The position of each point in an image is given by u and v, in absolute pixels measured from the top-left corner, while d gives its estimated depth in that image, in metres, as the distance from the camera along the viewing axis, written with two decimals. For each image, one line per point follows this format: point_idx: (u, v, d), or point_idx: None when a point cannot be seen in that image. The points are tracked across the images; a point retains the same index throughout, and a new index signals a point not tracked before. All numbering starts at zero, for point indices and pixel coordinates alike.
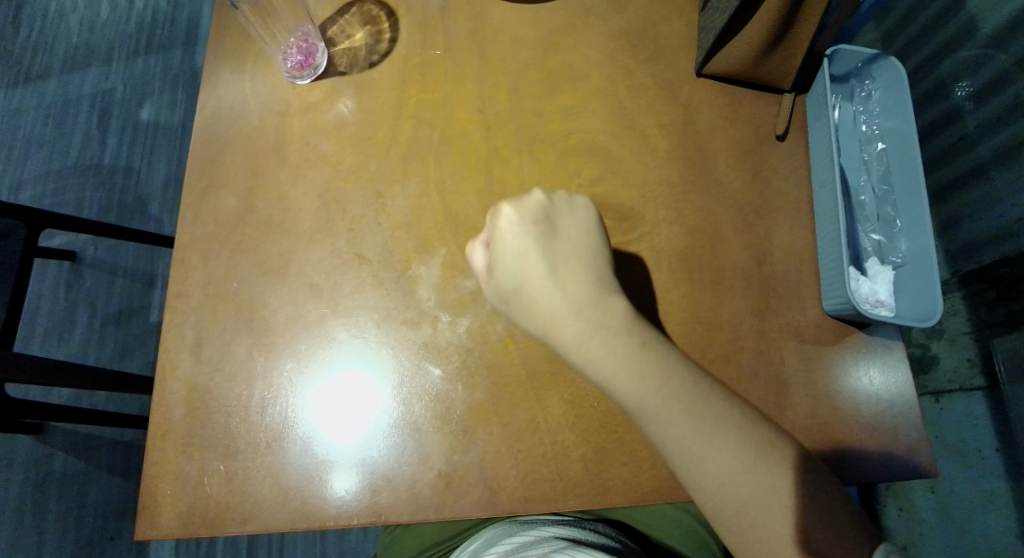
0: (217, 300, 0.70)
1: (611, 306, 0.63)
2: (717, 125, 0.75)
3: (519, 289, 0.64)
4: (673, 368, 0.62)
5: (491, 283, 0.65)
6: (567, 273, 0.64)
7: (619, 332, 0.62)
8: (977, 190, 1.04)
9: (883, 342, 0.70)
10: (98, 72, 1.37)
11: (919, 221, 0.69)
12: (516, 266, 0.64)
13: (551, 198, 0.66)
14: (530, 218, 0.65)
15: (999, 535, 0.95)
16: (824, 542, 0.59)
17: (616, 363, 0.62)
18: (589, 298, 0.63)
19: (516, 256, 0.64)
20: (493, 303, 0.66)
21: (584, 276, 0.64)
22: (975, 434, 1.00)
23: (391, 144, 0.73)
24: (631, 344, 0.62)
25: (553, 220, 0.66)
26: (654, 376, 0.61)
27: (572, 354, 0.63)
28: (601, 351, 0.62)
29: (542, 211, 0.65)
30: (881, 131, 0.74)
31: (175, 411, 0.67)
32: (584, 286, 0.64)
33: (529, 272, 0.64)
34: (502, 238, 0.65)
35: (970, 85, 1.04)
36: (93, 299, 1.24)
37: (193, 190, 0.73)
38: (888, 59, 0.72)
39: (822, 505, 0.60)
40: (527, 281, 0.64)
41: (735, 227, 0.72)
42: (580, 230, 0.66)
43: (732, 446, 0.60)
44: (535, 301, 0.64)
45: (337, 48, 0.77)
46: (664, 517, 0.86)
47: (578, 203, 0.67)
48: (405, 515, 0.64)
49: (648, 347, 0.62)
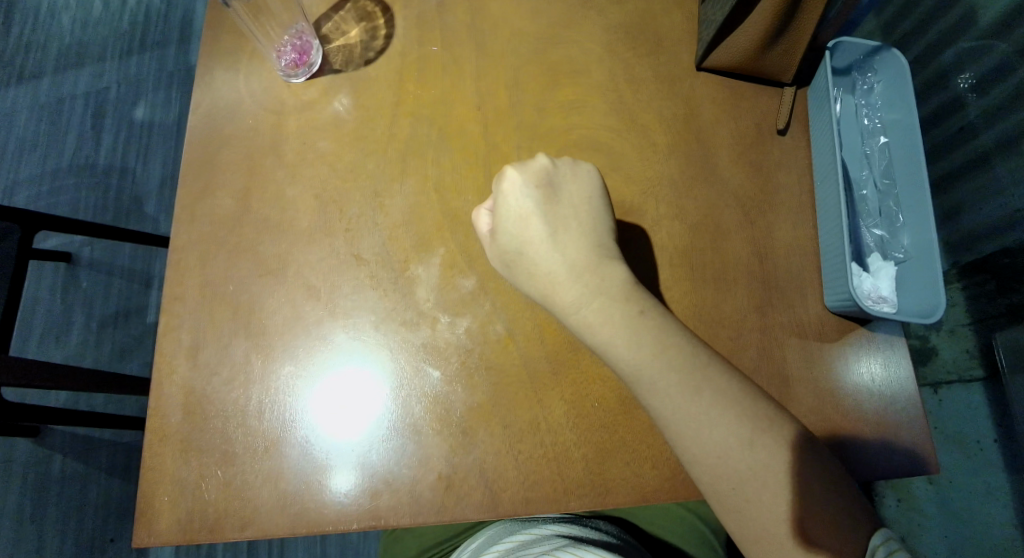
0: (214, 302, 0.69)
1: (611, 271, 0.64)
2: (719, 118, 0.74)
3: (519, 251, 0.65)
4: (671, 334, 0.62)
5: (494, 247, 0.66)
6: (566, 236, 0.65)
7: (616, 298, 0.63)
8: (978, 180, 1.02)
9: (886, 338, 0.69)
10: (92, 72, 1.36)
11: (922, 216, 0.68)
12: (516, 228, 0.65)
13: (555, 163, 0.67)
14: (532, 180, 0.65)
15: (999, 526, 0.95)
16: (820, 531, 0.57)
17: (613, 329, 0.62)
18: (587, 263, 0.64)
19: (516, 218, 0.65)
20: (497, 269, 0.67)
21: (585, 241, 0.65)
22: (975, 425, 1.00)
23: (388, 142, 0.72)
24: (629, 311, 0.62)
25: (556, 185, 0.66)
26: (652, 343, 0.61)
27: (571, 317, 0.63)
28: (597, 316, 0.63)
29: (545, 176, 0.66)
30: (883, 124, 0.73)
31: (173, 416, 0.66)
32: (585, 249, 0.65)
33: (529, 234, 0.65)
34: (504, 200, 0.65)
35: (973, 76, 1.02)
36: (91, 301, 1.23)
37: (188, 191, 0.72)
38: (890, 51, 0.71)
39: (822, 496, 0.58)
40: (527, 243, 0.65)
41: (738, 223, 0.71)
42: (583, 196, 0.66)
43: (727, 424, 0.59)
44: (536, 262, 0.65)
45: (332, 45, 0.75)
46: (668, 514, 0.85)
47: (582, 169, 0.67)
48: (405, 518, 0.63)
49: (646, 315, 0.62)
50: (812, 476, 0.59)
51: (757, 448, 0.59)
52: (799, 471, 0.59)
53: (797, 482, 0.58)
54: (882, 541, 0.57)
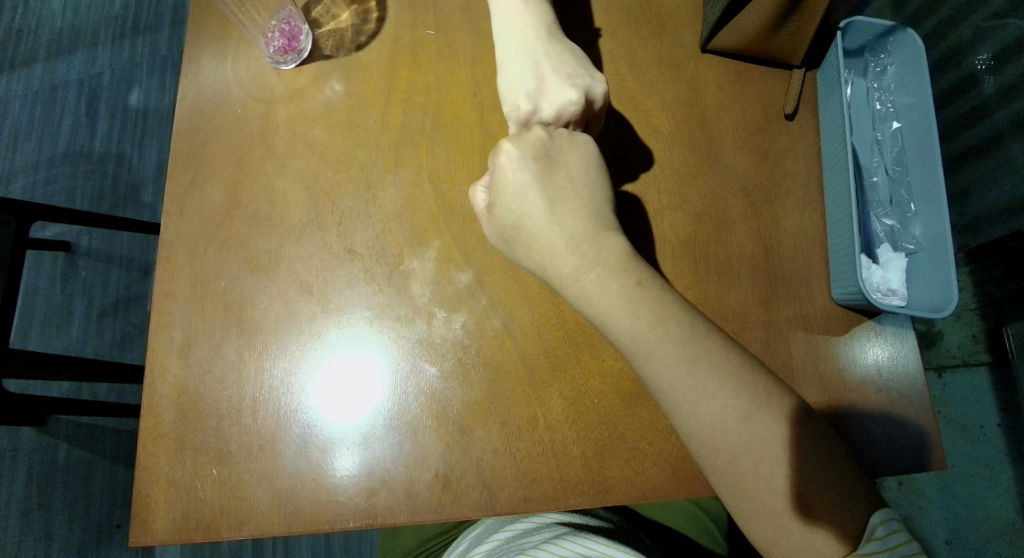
0: (205, 299, 0.67)
1: (608, 243, 0.60)
2: (724, 103, 0.71)
3: (517, 225, 0.61)
4: (669, 307, 0.59)
5: (492, 222, 0.62)
6: (564, 208, 0.61)
7: (614, 269, 0.60)
8: (991, 161, 1.00)
9: (895, 332, 0.67)
10: (85, 57, 1.34)
11: (935, 204, 0.66)
12: (513, 202, 0.61)
13: (552, 135, 0.63)
14: (528, 153, 0.61)
15: (1000, 510, 0.94)
16: (822, 513, 0.55)
17: (610, 300, 0.59)
18: (585, 234, 0.60)
19: (513, 191, 0.61)
20: (495, 244, 0.64)
21: (583, 212, 0.61)
22: (978, 409, 0.99)
23: (380, 131, 0.70)
24: (626, 282, 0.59)
25: (553, 157, 0.62)
26: (650, 315, 0.58)
27: (569, 290, 0.60)
28: (595, 287, 0.60)
29: (542, 148, 0.62)
30: (896, 108, 0.70)
31: (166, 415, 0.65)
32: (583, 220, 0.61)
33: (528, 208, 0.61)
34: (501, 174, 0.61)
35: (990, 56, 0.99)
36: (91, 289, 1.22)
37: (176, 184, 0.70)
38: (905, 32, 0.68)
39: (826, 479, 0.56)
40: (525, 216, 0.61)
41: (743, 213, 0.69)
42: (580, 166, 0.62)
43: (725, 394, 0.57)
44: (534, 237, 0.61)
45: (322, 29, 0.73)
46: (683, 516, 0.84)
47: (578, 139, 0.63)
48: (403, 517, 0.62)
49: (644, 287, 0.59)
50: (817, 463, 0.56)
51: (754, 421, 0.57)
52: (805, 470, 0.56)
53: (796, 483, 0.56)
54: (883, 521, 0.56)
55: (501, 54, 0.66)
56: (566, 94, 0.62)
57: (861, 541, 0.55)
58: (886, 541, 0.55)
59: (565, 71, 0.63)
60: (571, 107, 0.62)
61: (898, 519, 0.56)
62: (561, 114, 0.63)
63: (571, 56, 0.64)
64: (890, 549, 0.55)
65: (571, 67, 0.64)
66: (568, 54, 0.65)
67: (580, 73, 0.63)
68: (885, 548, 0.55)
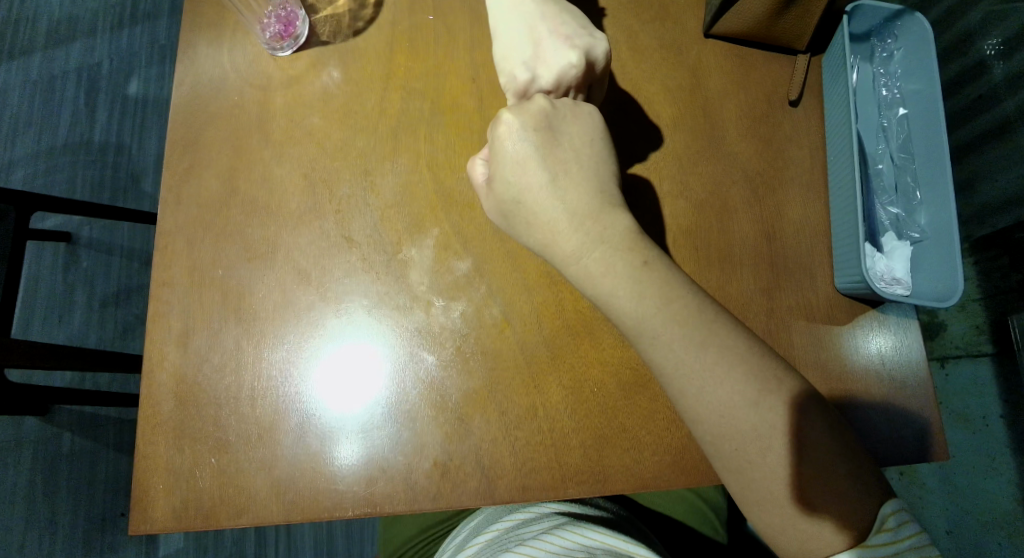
0: (203, 289, 0.67)
1: (614, 220, 0.60)
2: (727, 89, 0.70)
3: (517, 200, 0.60)
4: (675, 286, 0.58)
5: (491, 199, 0.62)
6: (567, 182, 0.60)
7: (618, 247, 0.59)
8: (997, 150, 0.98)
9: (898, 320, 0.66)
10: (83, 46, 1.33)
11: (943, 192, 0.65)
12: (513, 176, 0.60)
13: (555, 104, 0.61)
14: (530, 123, 0.60)
15: (1000, 502, 0.93)
16: (824, 501, 0.55)
17: (614, 279, 0.58)
18: (588, 209, 0.60)
19: (513, 164, 0.60)
20: (495, 222, 0.63)
21: (586, 187, 0.60)
22: (980, 400, 0.98)
23: (378, 117, 0.69)
24: (631, 261, 0.59)
25: (556, 128, 0.61)
26: (654, 295, 0.58)
27: (571, 269, 0.60)
28: (600, 266, 0.59)
29: (544, 117, 0.60)
30: (902, 94, 0.69)
31: (164, 403, 0.65)
32: (585, 195, 0.60)
33: (528, 182, 0.60)
34: (500, 146, 0.60)
35: (1000, 41, 0.97)
36: (92, 280, 1.22)
37: (174, 171, 0.69)
38: (913, 16, 0.67)
39: (831, 467, 0.55)
40: (526, 191, 0.60)
41: (745, 200, 0.68)
42: (584, 138, 0.61)
43: (732, 380, 0.56)
44: (535, 214, 0.60)
45: (319, 15, 0.72)
46: (688, 510, 0.84)
47: (583, 110, 0.62)
48: (402, 505, 0.62)
49: (650, 266, 0.58)
50: (824, 451, 0.55)
51: (762, 409, 0.56)
52: (810, 458, 0.55)
53: (797, 471, 0.55)
54: (894, 511, 0.55)
55: (495, 20, 0.63)
56: (566, 57, 0.61)
57: (871, 533, 0.54)
58: (896, 532, 0.55)
59: (563, 32, 0.61)
60: (571, 70, 0.61)
61: (908, 510, 0.56)
62: (562, 78, 0.62)
63: (569, 16, 0.63)
64: (900, 540, 0.54)
65: (569, 28, 0.62)
66: (566, 13, 0.63)
67: (579, 33, 0.62)
68: (895, 539, 0.54)
